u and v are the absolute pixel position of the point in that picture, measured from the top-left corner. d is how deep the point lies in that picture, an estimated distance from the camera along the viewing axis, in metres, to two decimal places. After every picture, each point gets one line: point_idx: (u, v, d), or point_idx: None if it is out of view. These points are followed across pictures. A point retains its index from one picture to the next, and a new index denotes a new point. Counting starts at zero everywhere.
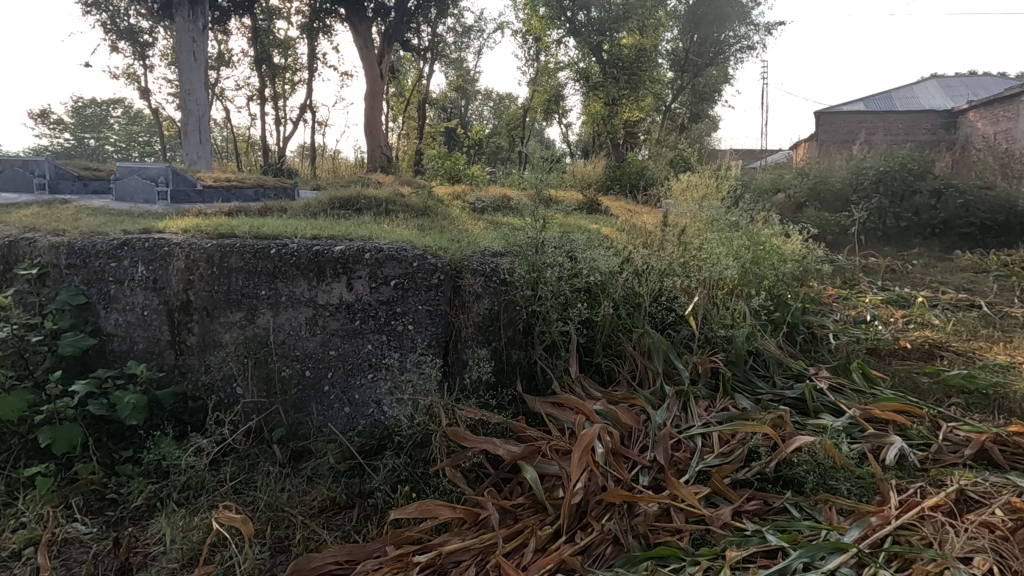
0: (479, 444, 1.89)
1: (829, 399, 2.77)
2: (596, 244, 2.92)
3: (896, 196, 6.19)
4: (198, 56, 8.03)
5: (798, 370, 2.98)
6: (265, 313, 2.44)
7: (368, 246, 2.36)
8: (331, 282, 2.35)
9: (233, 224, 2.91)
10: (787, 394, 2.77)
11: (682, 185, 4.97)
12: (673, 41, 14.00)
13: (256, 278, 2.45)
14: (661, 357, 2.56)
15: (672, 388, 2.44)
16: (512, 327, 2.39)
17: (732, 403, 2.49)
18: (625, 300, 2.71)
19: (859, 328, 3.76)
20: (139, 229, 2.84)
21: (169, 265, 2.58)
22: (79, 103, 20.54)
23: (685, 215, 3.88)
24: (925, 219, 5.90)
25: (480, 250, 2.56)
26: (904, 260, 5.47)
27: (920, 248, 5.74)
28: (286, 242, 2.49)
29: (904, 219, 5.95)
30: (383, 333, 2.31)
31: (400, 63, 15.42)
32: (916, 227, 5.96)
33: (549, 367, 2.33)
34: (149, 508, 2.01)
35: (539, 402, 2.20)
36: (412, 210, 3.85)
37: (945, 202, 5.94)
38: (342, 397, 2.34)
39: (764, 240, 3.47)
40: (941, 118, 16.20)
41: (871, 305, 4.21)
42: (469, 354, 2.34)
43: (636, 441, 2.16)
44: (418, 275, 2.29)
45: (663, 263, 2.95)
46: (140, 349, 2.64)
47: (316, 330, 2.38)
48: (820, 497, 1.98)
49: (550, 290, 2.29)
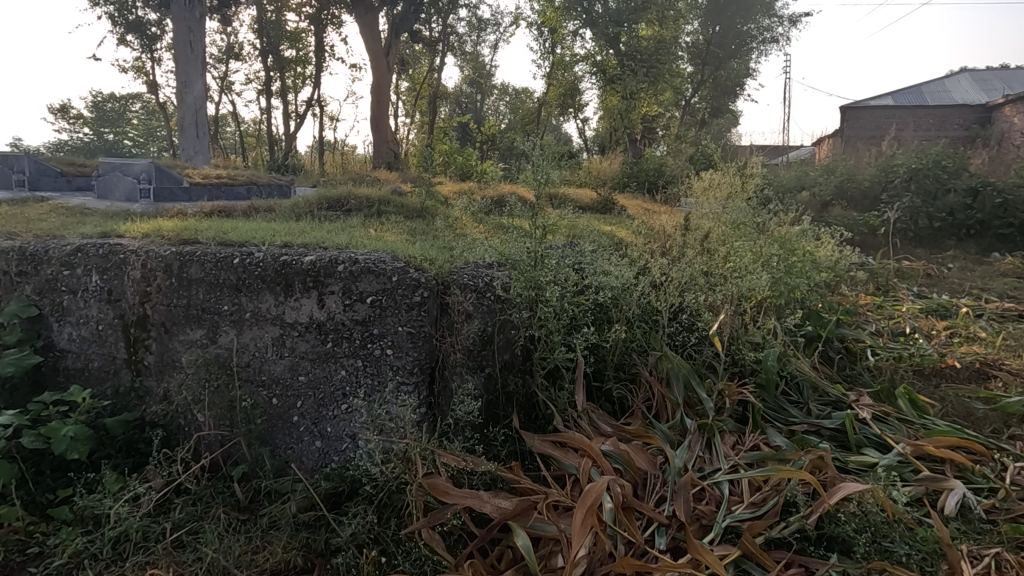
0: (463, 500, 1.59)
1: (874, 433, 2.44)
2: (608, 250, 2.58)
3: (930, 195, 5.73)
4: (195, 47, 7.82)
5: (836, 397, 2.63)
6: (228, 331, 2.14)
7: (343, 256, 2.05)
8: (300, 298, 2.05)
9: (202, 227, 2.61)
10: (825, 425, 2.43)
11: (703, 185, 4.60)
12: (693, 33, 13.54)
13: (218, 291, 2.15)
14: (681, 384, 2.23)
15: (694, 423, 2.12)
16: (509, 350, 2.05)
17: (764, 440, 2.16)
18: (640, 317, 2.38)
19: (899, 342, 3.39)
20: (99, 233, 2.55)
21: (124, 274, 2.29)
22: (99, 97, 20.34)
23: (707, 219, 3.53)
24: (962, 220, 5.46)
25: (473, 260, 2.23)
26: (940, 263, 5.06)
27: (955, 250, 5.33)
28: (253, 250, 2.19)
29: (937, 220, 5.52)
30: (358, 357, 1.99)
31: (413, 56, 15.09)
32: (950, 228, 5.54)
33: (551, 400, 2.01)
34: (76, 564, 1.72)
35: (538, 441, 1.88)
36: (407, 211, 3.57)
37: (982, 201, 5.48)
38: (312, 429, 2.04)
39: (795, 247, 3.10)
40: (974, 113, 15.52)
41: (909, 316, 3.83)
42: (457, 383, 2.01)
43: (651, 490, 1.84)
44: (397, 292, 1.96)
45: (684, 273, 2.60)
46: (96, 368, 2.36)
47: (284, 352, 2.08)
48: (876, 566, 1.67)
49: (552, 309, 1.95)
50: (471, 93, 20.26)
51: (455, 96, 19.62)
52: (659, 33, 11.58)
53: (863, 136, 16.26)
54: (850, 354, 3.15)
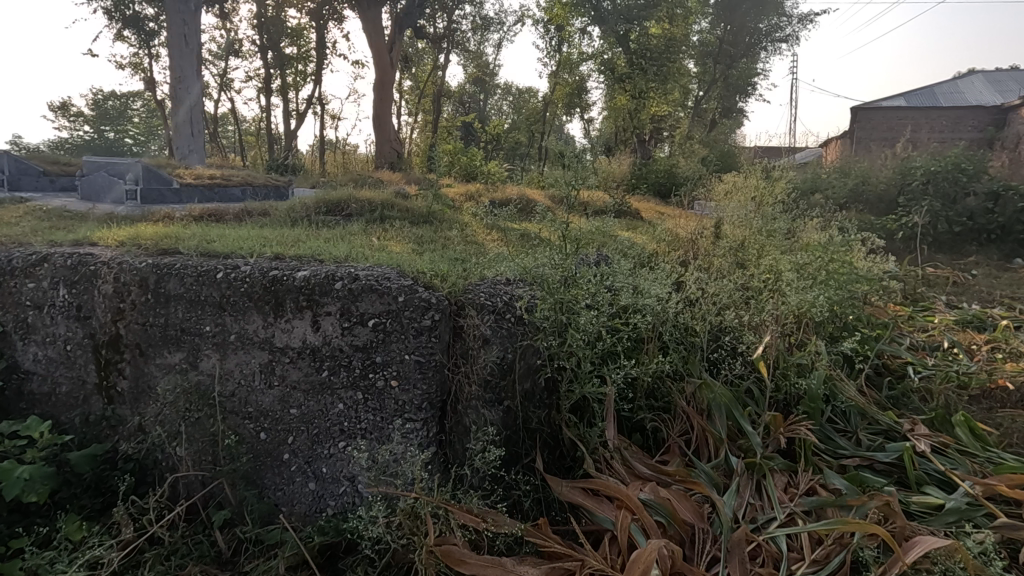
0: (482, 570, 1.34)
1: (936, 468, 2.14)
2: (638, 261, 2.31)
3: (948, 199, 5.36)
4: (190, 41, 7.55)
5: (887, 426, 2.34)
6: (210, 355, 1.88)
7: (341, 271, 1.79)
8: (292, 319, 1.78)
9: (185, 234, 2.34)
10: (879, 459, 2.15)
11: (725, 189, 4.30)
12: (703, 32, 13.27)
13: (199, 309, 1.88)
14: (724, 416, 1.96)
15: (741, 463, 1.86)
16: (531, 379, 1.78)
17: (821, 482, 1.89)
18: (676, 338, 2.10)
19: (940, 357, 3.08)
20: (70, 240, 2.28)
21: (95, 289, 2.02)
22: (99, 95, 19.98)
23: (735, 225, 3.24)
24: (983, 224, 5.04)
25: (489, 275, 1.96)
26: (963, 269, 4.70)
27: (977, 255, 4.94)
28: (239, 263, 1.93)
29: (957, 224, 5.15)
30: (358, 390, 1.73)
31: (416, 54, 14.84)
32: (970, 233, 5.14)
33: (580, 439, 1.75)
34: None
35: (567, 489, 1.63)
36: (411, 216, 3.31)
37: (1004, 205, 5.06)
38: (304, 469, 1.79)
39: (835, 257, 2.80)
40: (988, 114, 15.20)
41: (946, 328, 3.46)
42: (471, 419, 1.75)
43: (701, 549, 1.57)
44: (404, 314, 1.69)
45: (722, 287, 2.33)
46: (64, 394, 2.10)
47: (273, 381, 1.82)
48: None
49: (583, 336, 1.68)
50: (475, 92, 20.02)
51: (459, 95, 19.36)
52: (668, 30, 11.28)
53: (874, 137, 16.10)
54: (891, 373, 2.85)
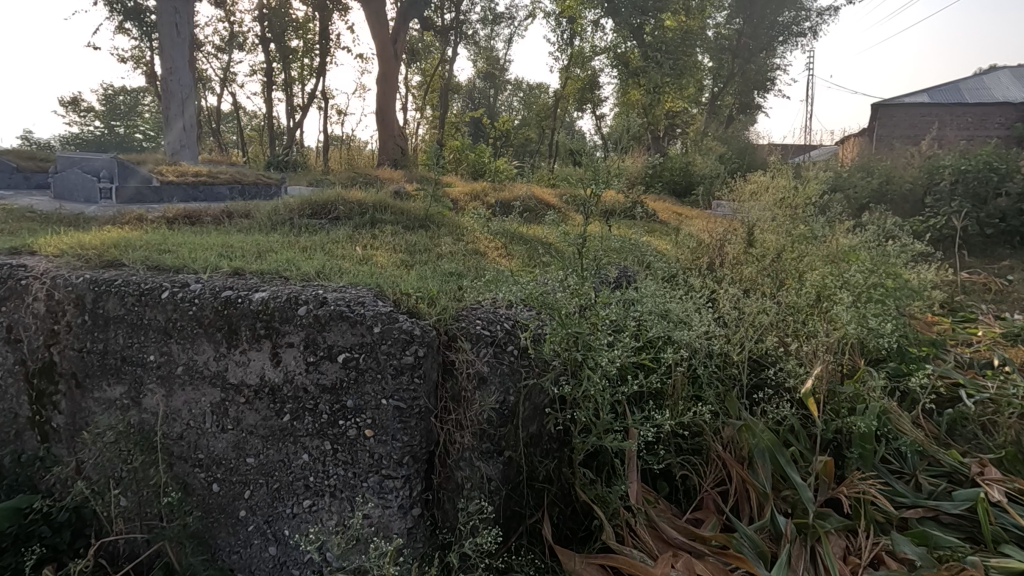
0: None
1: (1016, 523, 1.63)
2: (663, 277, 1.97)
3: (978, 200, 4.79)
4: (182, 30, 7.27)
5: (952, 466, 1.83)
6: (154, 391, 1.57)
7: (306, 293, 1.49)
8: (247, 351, 1.48)
9: (138, 243, 2.02)
10: (944, 509, 1.66)
11: (750, 188, 3.92)
12: (718, 26, 12.87)
13: (142, 334, 1.58)
14: (768, 464, 1.62)
15: (791, 525, 1.52)
16: (537, 423, 1.47)
17: (889, 548, 1.56)
18: (710, 370, 1.77)
19: (989, 376, 2.38)
20: (6, 250, 1.97)
21: (24, 306, 1.70)
22: (110, 90, 19.82)
23: (766, 229, 2.86)
24: (1017, 226, 4.57)
25: (488, 299, 1.63)
26: (1000, 274, 4.22)
27: (1013, 259, 4.44)
28: (190, 280, 1.62)
29: (991, 226, 4.63)
30: (326, 439, 1.42)
31: (425, 48, 14.52)
32: (1003, 234, 4.66)
33: (597, 499, 1.45)
34: None
35: (582, 565, 1.34)
36: (405, 219, 3.00)
37: None
38: (263, 529, 1.48)
39: (881, 268, 2.42)
40: (1015, 112, 14.65)
41: (995, 344, 2.75)
42: (464, 475, 1.42)
43: None
44: (380, 348, 1.38)
45: (760, 305, 1.98)
46: None
47: (226, 424, 1.51)
48: None
49: (601, 377, 1.36)
50: (484, 88, 19.71)
51: (468, 90, 19.06)
52: (685, 24, 10.89)
53: (894, 134, 15.64)
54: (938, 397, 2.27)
